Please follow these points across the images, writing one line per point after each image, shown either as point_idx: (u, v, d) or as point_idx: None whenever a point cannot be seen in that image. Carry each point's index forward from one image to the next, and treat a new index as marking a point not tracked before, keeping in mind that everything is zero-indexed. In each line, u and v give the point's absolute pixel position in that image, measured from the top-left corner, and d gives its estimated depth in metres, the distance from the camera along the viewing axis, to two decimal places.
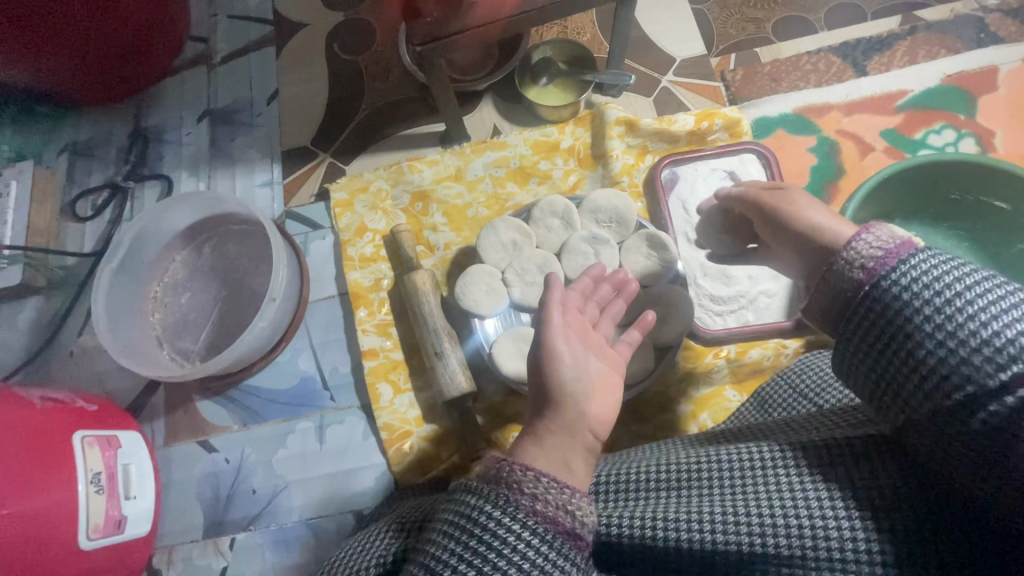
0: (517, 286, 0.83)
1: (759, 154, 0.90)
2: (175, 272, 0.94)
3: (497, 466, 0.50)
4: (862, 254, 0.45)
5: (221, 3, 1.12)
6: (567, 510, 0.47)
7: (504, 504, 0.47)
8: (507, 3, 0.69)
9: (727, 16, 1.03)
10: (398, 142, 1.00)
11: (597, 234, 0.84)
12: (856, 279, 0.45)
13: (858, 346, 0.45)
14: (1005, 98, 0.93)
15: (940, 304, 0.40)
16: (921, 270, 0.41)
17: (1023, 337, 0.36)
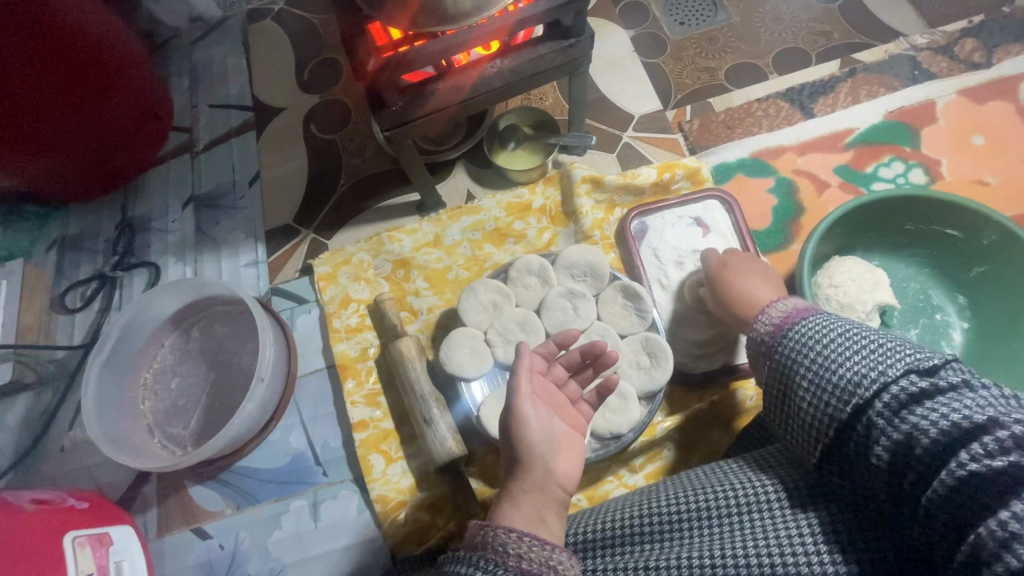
0: (500, 346, 0.85)
1: (722, 199, 0.94)
2: (164, 357, 0.95)
3: (480, 531, 0.51)
4: (766, 323, 0.58)
5: (202, 95, 1.19)
6: (552, 565, 0.48)
7: (492, 568, 0.47)
8: (467, 83, 0.74)
9: (680, 70, 1.10)
10: (377, 213, 1.04)
11: (573, 289, 0.87)
12: (763, 343, 0.58)
13: (771, 394, 0.56)
14: (946, 128, 0.98)
15: (812, 353, 0.52)
16: (800, 331, 0.54)
17: (863, 369, 0.47)
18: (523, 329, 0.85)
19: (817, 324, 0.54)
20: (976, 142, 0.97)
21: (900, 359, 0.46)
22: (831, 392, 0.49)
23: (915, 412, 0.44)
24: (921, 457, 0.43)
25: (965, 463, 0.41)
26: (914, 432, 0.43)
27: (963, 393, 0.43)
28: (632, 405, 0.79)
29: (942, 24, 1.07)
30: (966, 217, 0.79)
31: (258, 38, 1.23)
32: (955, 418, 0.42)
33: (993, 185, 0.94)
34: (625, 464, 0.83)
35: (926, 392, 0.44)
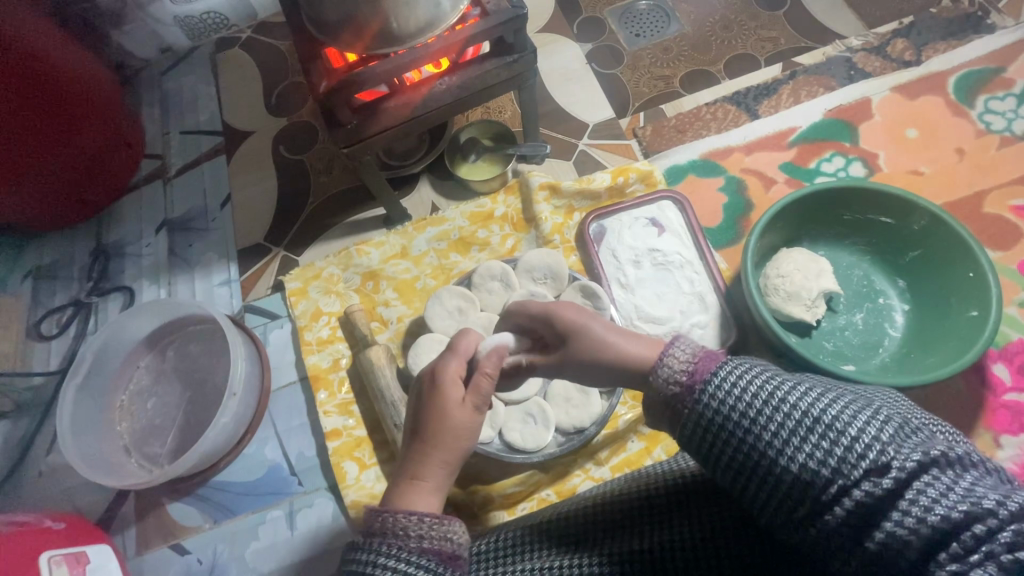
0: None
1: (675, 200, 0.98)
2: (140, 379, 0.97)
3: (373, 522, 0.50)
4: (677, 369, 0.52)
5: (173, 122, 1.22)
6: (451, 538, 0.50)
7: (393, 550, 0.48)
8: (418, 101, 0.78)
9: (633, 79, 1.15)
10: (346, 229, 1.07)
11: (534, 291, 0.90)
12: (680, 389, 0.51)
13: (702, 462, 0.50)
14: (882, 123, 1.04)
15: (762, 412, 0.46)
16: (730, 382, 0.48)
17: (827, 444, 0.42)
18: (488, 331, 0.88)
19: (739, 389, 0.48)
20: (910, 135, 1.03)
21: (856, 449, 0.41)
22: (796, 473, 0.43)
23: (886, 516, 0.40)
24: (900, 561, 0.39)
25: (946, 565, 0.38)
26: (893, 540, 0.39)
27: (929, 477, 0.39)
28: (592, 400, 0.82)
29: (877, 26, 1.14)
30: (898, 205, 0.84)
31: (227, 66, 1.27)
32: (933, 518, 0.38)
33: (927, 174, 1.00)
34: (590, 457, 0.85)
35: (911, 475, 0.40)
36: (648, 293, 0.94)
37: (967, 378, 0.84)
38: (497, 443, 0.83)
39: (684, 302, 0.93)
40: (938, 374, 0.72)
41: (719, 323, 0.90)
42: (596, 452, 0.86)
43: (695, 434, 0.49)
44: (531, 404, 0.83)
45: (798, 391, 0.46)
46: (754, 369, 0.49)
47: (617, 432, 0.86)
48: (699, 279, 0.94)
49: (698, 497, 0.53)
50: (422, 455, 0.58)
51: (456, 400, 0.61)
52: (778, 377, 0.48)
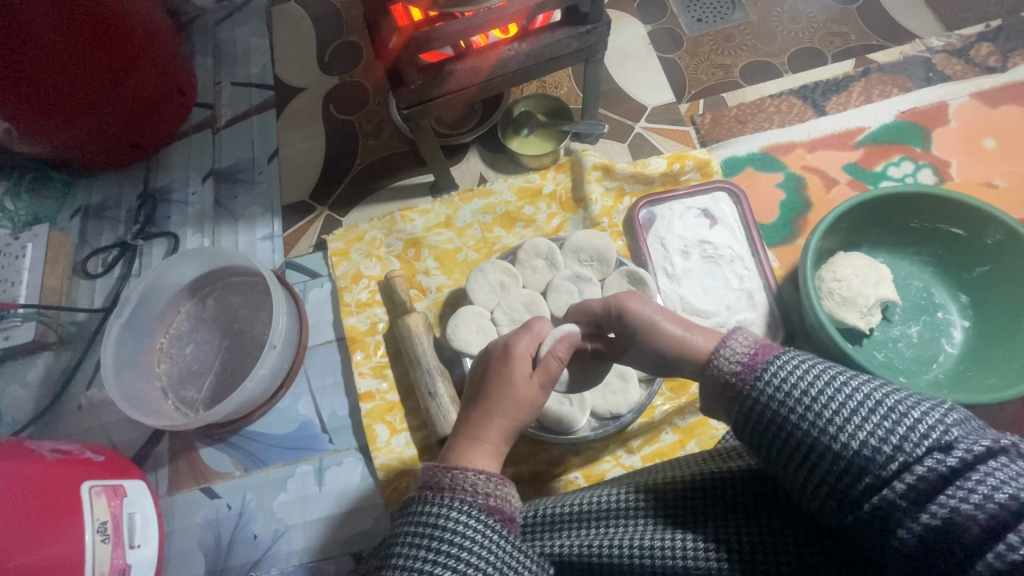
0: (506, 325, 0.87)
1: (730, 192, 0.96)
2: (180, 324, 0.98)
3: (439, 478, 0.52)
4: (732, 359, 0.52)
5: (225, 73, 1.22)
6: (510, 501, 0.53)
7: (457, 504, 0.50)
8: (484, 67, 0.76)
9: (695, 64, 1.11)
10: (391, 193, 1.06)
11: (580, 272, 0.88)
12: (736, 374, 0.51)
13: (750, 443, 0.49)
14: (957, 130, 0.99)
15: (819, 396, 0.45)
16: (787, 370, 0.48)
17: (885, 424, 0.41)
18: (529, 308, 0.87)
19: (796, 371, 0.47)
20: (987, 146, 0.97)
21: (919, 429, 0.40)
22: (854, 456, 0.42)
23: (946, 493, 0.38)
24: (963, 540, 0.37)
25: (1016, 547, 0.35)
26: (956, 517, 0.37)
27: (996, 463, 0.38)
28: (631, 386, 0.81)
29: (959, 28, 1.08)
30: (971, 217, 0.80)
31: (282, 19, 1.26)
32: (1000, 498, 0.36)
33: (1001, 188, 0.95)
34: (623, 444, 0.85)
35: (976, 460, 0.38)
36: (695, 285, 0.92)
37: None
38: (531, 422, 0.82)
39: (732, 297, 0.90)
40: (998, 396, 0.69)
41: (766, 322, 0.88)
42: (629, 439, 0.85)
43: (746, 411, 0.49)
44: (568, 386, 0.81)
45: (856, 378, 0.45)
46: (812, 358, 0.48)
47: (652, 420, 0.85)
48: (749, 276, 0.91)
49: (746, 479, 0.52)
50: (480, 420, 0.59)
51: (511, 373, 0.60)
52: (837, 367, 0.47)
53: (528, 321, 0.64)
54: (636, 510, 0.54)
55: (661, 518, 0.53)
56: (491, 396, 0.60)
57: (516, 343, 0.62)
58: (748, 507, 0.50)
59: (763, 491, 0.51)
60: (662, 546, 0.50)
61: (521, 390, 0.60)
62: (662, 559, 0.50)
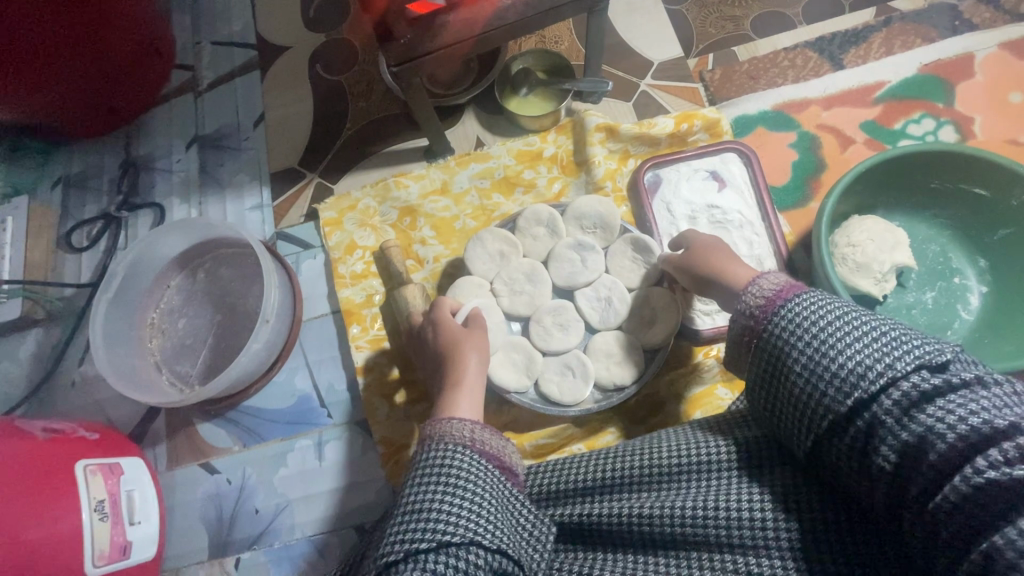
0: (506, 296, 0.84)
1: (740, 153, 0.91)
2: (170, 298, 0.95)
3: (446, 425, 0.56)
4: (758, 294, 0.55)
5: (205, 31, 1.15)
6: (506, 452, 0.57)
7: (451, 449, 0.53)
8: (480, 18, 0.70)
9: (705, 15, 1.03)
10: (383, 158, 1.01)
11: (583, 241, 0.84)
12: (757, 307, 0.54)
13: (762, 386, 0.53)
14: (983, 83, 0.93)
15: (826, 325, 0.48)
16: (806, 301, 0.51)
17: (884, 352, 0.45)
18: (530, 280, 0.84)
19: (811, 306, 0.50)
20: (1013, 100, 0.92)
21: (910, 352, 0.44)
22: (850, 378, 0.46)
23: (926, 412, 0.42)
24: (930, 457, 0.42)
25: (983, 471, 0.39)
26: (928, 434, 0.42)
27: (973, 393, 0.42)
28: (633, 355, 0.80)
29: None
30: (992, 176, 0.76)
31: None
32: (972, 421, 0.41)
33: None
34: (626, 415, 0.83)
35: (937, 390, 0.43)
36: None
37: None
38: (531, 395, 0.81)
39: None
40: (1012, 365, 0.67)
41: None
42: (632, 410, 0.84)
43: (765, 344, 0.52)
44: (571, 357, 0.81)
45: (863, 313, 0.49)
46: (830, 296, 0.51)
47: (655, 391, 0.84)
48: (759, 242, 0.88)
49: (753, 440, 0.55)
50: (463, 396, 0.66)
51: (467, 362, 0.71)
52: (849, 304, 0.50)
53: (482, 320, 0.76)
54: (642, 462, 0.58)
55: (673, 473, 0.57)
56: (451, 368, 0.70)
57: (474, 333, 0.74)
58: (756, 461, 0.54)
59: (759, 443, 0.55)
60: (675, 502, 0.54)
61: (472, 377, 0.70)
62: (674, 505, 0.53)
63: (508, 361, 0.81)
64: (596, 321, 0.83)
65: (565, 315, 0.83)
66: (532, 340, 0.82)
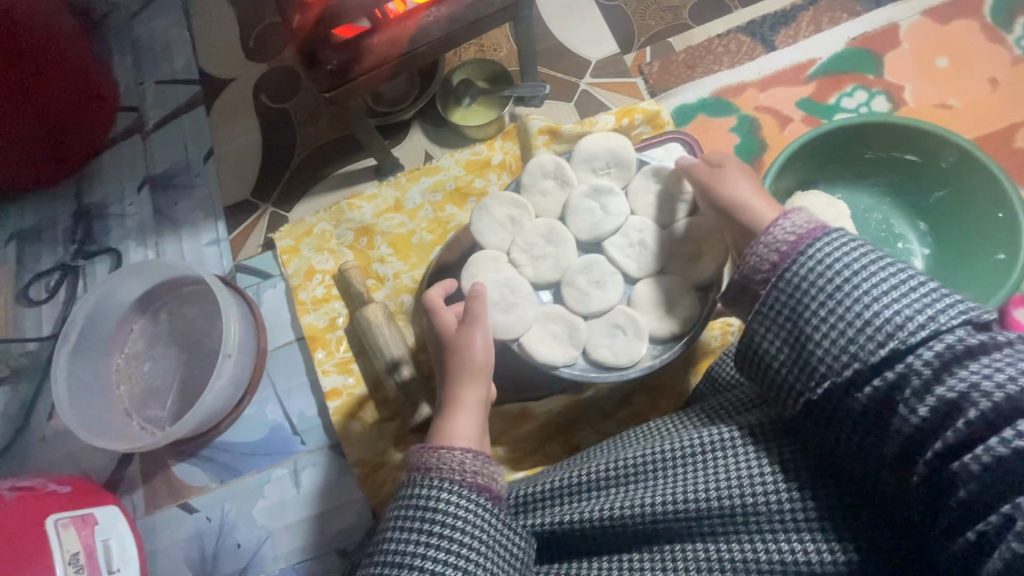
0: (527, 263, 0.80)
1: (683, 141, 0.93)
2: (135, 342, 0.95)
3: (434, 452, 0.55)
4: (782, 234, 0.51)
5: (148, 72, 1.15)
6: (494, 479, 0.55)
7: (439, 482, 0.53)
8: (404, 38, 0.71)
9: (644, 8, 1.05)
10: (335, 182, 1.01)
11: (597, 185, 0.81)
12: (780, 251, 0.51)
13: (778, 351, 0.50)
14: (909, 52, 0.95)
15: (853, 276, 0.46)
16: (835, 248, 0.48)
17: (917, 311, 0.43)
18: (551, 240, 0.80)
19: (841, 253, 0.48)
20: (940, 65, 0.94)
21: (951, 307, 0.43)
22: (880, 333, 0.44)
23: (955, 375, 0.41)
24: (960, 421, 0.41)
25: (1010, 441, 0.39)
26: (960, 399, 0.41)
27: (1002, 353, 0.41)
28: (685, 299, 0.76)
29: None
30: (923, 141, 0.79)
31: (200, 8, 1.18)
32: (1008, 385, 0.39)
33: (956, 108, 0.92)
34: (596, 411, 0.85)
35: (980, 347, 0.42)
36: None
37: None
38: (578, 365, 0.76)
39: None
40: None
41: None
42: (602, 406, 0.86)
43: (783, 303, 0.49)
44: (616, 314, 0.76)
45: (891, 264, 0.47)
46: (857, 242, 0.49)
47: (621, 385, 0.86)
48: None
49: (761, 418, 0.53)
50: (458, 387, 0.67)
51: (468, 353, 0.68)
52: (878, 253, 0.48)
53: (477, 304, 0.70)
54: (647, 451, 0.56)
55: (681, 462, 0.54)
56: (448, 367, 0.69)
57: (476, 337, 0.68)
58: (765, 440, 0.52)
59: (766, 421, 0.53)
60: (683, 493, 0.52)
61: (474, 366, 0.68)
62: (682, 500, 0.52)
63: (547, 334, 0.77)
64: (634, 269, 0.79)
65: (597, 271, 0.79)
66: (567, 305, 0.78)
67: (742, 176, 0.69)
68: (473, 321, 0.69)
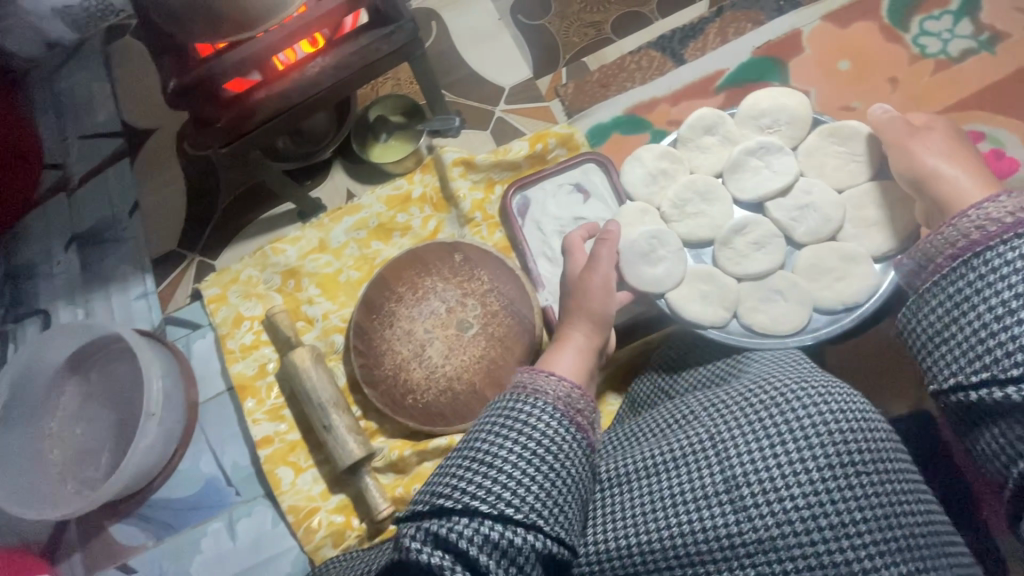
0: (680, 221, 0.85)
1: (598, 162, 0.94)
2: (67, 404, 0.94)
3: (548, 380, 0.60)
4: (995, 212, 0.54)
5: (71, 127, 1.14)
6: (586, 420, 0.59)
7: (535, 407, 0.56)
8: (294, 90, 0.71)
9: (568, 23, 1.06)
10: (260, 226, 1.02)
11: (765, 143, 0.84)
12: (981, 234, 0.53)
13: (948, 338, 0.53)
14: (812, 57, 0.97)
15: (1004, 289, 0.50)
16: (1008, 255, 0.50)
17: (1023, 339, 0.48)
18: (705, 196, 0.84)
19: (1012, 260, 0.50)
20: (842, 68, 0.96)
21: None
22: (1010, 345, 0.48)
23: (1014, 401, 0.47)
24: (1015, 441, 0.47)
25: None
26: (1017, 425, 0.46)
27: None
28: (861, 268, 0.78)
29: None
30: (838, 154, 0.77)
31: (121, 59, 1.17)
32: None
33: (858, 110, 0.94)
34: None
35: None
36: None
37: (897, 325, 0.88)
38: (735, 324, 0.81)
39: None
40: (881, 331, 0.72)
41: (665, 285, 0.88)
42: None
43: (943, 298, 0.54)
44: (778, 280, 0.80)
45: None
46: None
47: None
48: None
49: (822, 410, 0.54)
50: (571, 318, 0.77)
51: (586, 284, 0.77)
52: None
53: (612, 229, 0.80)
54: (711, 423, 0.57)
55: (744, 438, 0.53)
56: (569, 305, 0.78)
57: (601, 249, 0.78)
58: (824, 428, 0.52)
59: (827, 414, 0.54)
60: (751, 468, 0.51)
61: (595, 301, 0.76)
62: (751, 472, 0.51)
63: (696, 294, 0.81)
64: (756, 241, 0.81)
65: (756, 233, 0.82)
66: (723, 267, 0.82)
67: (943, 140, 0.74)
68: (606, 239, 0.79)
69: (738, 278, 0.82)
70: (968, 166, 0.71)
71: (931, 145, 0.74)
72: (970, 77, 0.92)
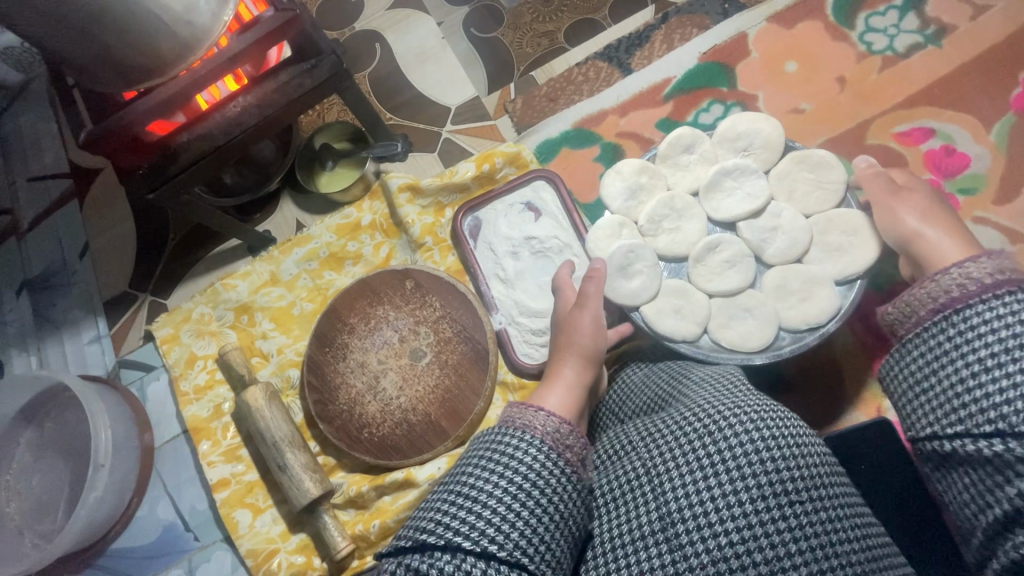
0: (661, 236, 0.82)
1: (548, 178, 0.92)
2: (20, 457, 0.92)
3: (534, 411, 0.54)
4: (977, 274, 0.51)
5: (16, 168, 1.11)
6: (580, 446, 0.53)
7: (525, 440, 0.51)
8: (217, 131, 0.71)
9: (521, 36, 1.05)
10: (211, 262, 1.02)
11: (739, 164, 0.82)
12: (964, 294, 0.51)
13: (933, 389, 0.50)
14: (759, 60, 0.96)
15: (994, 345, 0.47)
16: (998, 311, 0.48)
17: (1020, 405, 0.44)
18: (677, 212, 0.82)
19: (995, 318, 0.47)
20: (789, 69, 0.95)
21: None
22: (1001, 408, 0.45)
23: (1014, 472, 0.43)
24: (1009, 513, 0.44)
25: None
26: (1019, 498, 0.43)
27: None
28: (821, 290, 0.76)
29: None
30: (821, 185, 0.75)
31: None
32: None
33: (807, 112, 0.93)
34: None
35: None
36: (529, 285, 0.89)
37: (854, 328, 0.87)
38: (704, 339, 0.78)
39: None
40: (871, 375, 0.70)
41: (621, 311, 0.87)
42: None
43: (937, 345, 0.51)
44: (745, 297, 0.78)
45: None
46: None
47: None
48: (579, 262, 0.89)
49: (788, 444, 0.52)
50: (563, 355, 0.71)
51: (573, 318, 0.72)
52: None
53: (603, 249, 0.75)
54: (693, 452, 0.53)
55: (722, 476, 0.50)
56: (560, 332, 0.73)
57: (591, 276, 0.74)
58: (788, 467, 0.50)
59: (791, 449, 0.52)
60: (724, 507, 0.48)
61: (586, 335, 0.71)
62: (726, 513, 0.48)
63: (669, 309, 0.79)
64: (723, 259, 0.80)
65: (726, 249, 0.80)
66: (693, 282, 0.80)
67: (925, 201, 0.71)
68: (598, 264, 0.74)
69: (709, 294, 0.80)
70: (949, 226, 0.68)
71: (913, 204, 0.71)
72: (918, 73, 0.91)
